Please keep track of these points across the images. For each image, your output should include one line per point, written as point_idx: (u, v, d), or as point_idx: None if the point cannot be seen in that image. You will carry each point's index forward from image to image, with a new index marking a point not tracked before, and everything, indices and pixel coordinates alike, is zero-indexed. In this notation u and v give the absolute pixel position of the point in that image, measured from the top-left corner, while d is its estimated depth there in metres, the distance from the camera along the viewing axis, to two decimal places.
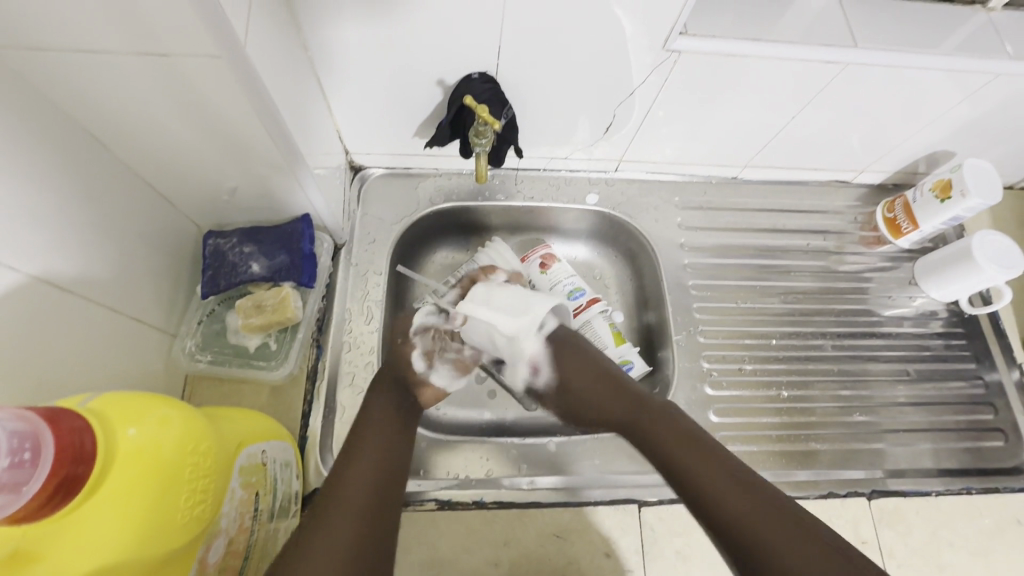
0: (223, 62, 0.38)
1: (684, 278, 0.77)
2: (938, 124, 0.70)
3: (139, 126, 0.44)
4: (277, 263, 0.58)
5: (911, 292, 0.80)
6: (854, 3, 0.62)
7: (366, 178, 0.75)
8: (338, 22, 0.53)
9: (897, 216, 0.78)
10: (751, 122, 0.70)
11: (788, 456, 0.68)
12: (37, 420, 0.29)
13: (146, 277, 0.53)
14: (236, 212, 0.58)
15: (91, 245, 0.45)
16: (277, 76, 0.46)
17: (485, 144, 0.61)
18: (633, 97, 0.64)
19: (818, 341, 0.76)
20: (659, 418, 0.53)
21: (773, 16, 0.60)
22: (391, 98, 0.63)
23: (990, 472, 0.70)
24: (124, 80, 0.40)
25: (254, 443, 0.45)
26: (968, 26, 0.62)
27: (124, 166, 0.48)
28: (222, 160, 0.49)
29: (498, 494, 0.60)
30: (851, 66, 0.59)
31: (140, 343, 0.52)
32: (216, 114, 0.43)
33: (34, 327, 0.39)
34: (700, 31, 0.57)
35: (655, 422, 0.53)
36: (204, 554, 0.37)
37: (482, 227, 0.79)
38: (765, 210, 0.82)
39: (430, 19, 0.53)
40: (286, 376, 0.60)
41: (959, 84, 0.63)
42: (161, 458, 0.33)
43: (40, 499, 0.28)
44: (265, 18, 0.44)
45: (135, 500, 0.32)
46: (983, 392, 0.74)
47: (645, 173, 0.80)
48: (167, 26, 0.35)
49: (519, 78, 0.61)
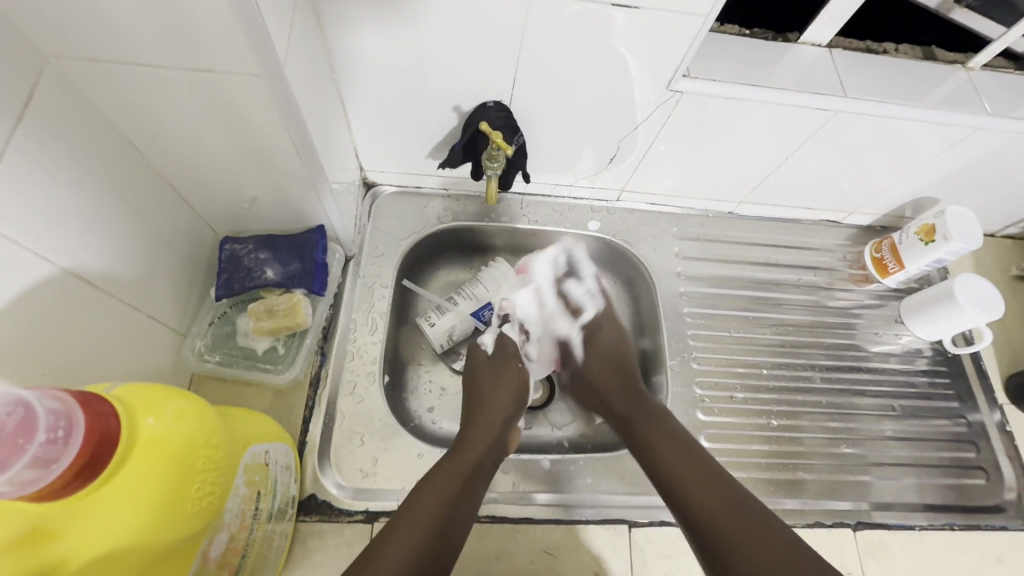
0: (261, 80, 0.41)
1: (680, 306, 0.80)
2: (923, 172, 0.74)
3: (173, 134, 0.47)
4: (290, 270, 0.60)
5: (897, 329, 0.82)
6: (846, 56, 0.67)
7: (377, 195, 0.78)
8: (367, 49, 0.56)
9: (884, 256, 0.82)
10: (747, 160, 0.73)
11: (775, 484, 0.70)
12: (72, 401, 0.31)
13: (165, 278, 0.54)
14: (254, 220, 0.60)
15: (118, 244, 0.47)
16: (307, 98, 0.49)
17: (497, 168, 0.64)
18: (637, 131, 0.68)
19: (807, 373, 0.78)
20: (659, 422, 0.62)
21: (769, 63, 0.64)
22: (409, 121, 0.66)
23: (973, 509, 0.71)
24: (165, 91, 0.42)
25: (259, 443, 0.46)
26: (950, 83, 0.67)
27: (153, 170, 0.50)
28: (247, 170, 0.52)
29: (490, 508, 0.61)
30: (842, 114, 0.63)
31: (153, 341, 0.53)
32: (248, 127, 0.46)
33: (59, 317, 0.41)
34: (702, 75, 0.61)
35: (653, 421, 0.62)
36: (207, 547, 0.38)
37: (486, 247, 0.82)
38: (759, 245, 0.85)
39: (452, 50, 0.57)
40: (290, 381, 0.61)
41: (942, 137, 0.67)
42: (176, 448, 0.35)
43: (66, 478, 0.30)
44: (302, 43, 0.47)
45: (151, 487, 0.33)
46: (966, 430, 0.77)
47: (644, 204, 0.84)
48: (214, 46, 0.38)
49: (532, 109, 0.65)
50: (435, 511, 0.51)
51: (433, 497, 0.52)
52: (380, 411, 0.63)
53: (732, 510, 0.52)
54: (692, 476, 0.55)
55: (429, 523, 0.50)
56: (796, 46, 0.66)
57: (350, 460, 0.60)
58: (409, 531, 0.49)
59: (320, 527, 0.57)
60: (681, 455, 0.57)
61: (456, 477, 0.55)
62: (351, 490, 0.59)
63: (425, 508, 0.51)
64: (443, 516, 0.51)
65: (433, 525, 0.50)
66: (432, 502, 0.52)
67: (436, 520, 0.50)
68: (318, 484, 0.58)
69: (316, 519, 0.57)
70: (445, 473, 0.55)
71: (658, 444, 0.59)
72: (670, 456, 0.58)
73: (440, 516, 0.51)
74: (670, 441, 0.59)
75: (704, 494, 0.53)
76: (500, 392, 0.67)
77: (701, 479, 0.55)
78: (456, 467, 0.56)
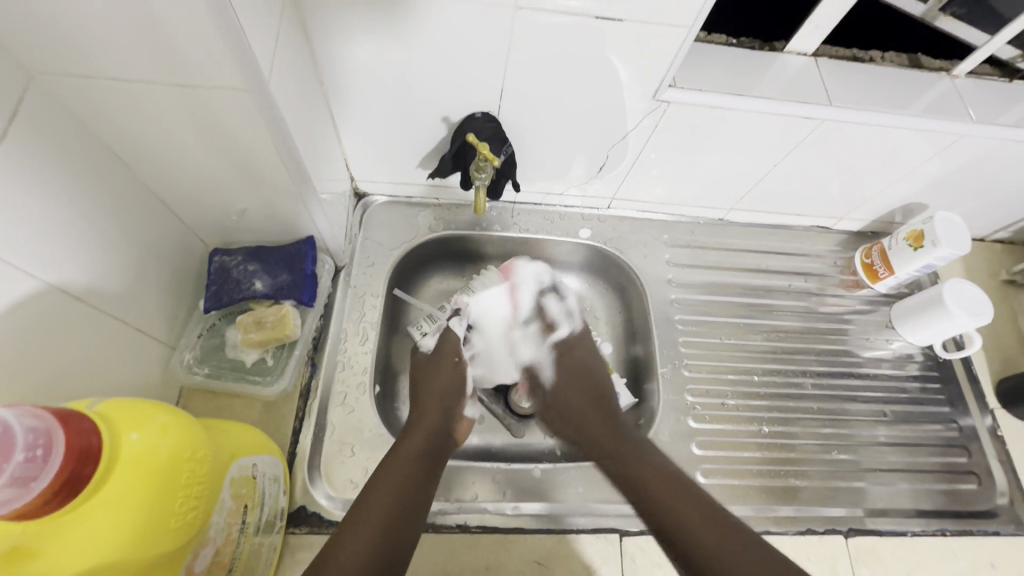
0: (246, 95, 0.42)
1: (671, 312, 0.80)
2: (910, 178, 0.75)
3: (159, 148, 0.47)
4: (279, 282, 0.60)
5: (888, 335, 0.83)
6: (832, 64, 0.67)
7: (368, 205, 0.78)
8: (355, 62, 0.57)
9: (874, 262, 0.82)
10: (735, 168, 0.74)
11: (768, 491, 0.69)
12: (52, 418, 0.31)
13: (154, 290, 0.55)
14: (243, 232, 0.60)
15: (105, 258, 0.47)
16: (294, 111, 0.50)
17: (484, 179, 0.64)
18: (626, 140, 0.69)
19: (799, 379, 0.78)
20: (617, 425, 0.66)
21: (756, 73, 0.65)
22: (399, 132, 0.67)
23: (965, 515, 0.71)
24: (151, 107, 0.43)
25: (245, 456, 0.46)
26: (935, 90, 0.68)
27: (140, 183, 0.51)
28: (235, 183, 0.52)
29: (481, 519, 0.61)
30: (828, 122, 0.64)
31: (141, 354, 0.53)
32: (234, 140, 0.46)
33: (45, 331, 0.41)
34: (688, 85, 0.62)
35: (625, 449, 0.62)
36: (192, 561, 0.38)
37: (477, 256, 0.82)
38: (750, 251, 0.86)
39: (440, 61, 0.57)
40: (279, 392, 0.61)
41: (928, 143, 0.67)
42: (159, 463, 0.35)
43: (45, 496, 0.30)
44: (288, 57, 0.47)
45: (133, 502, 0.33)
46: (958, 435, 0.77)
47: (635, 212, 0.84)
48: (199, 62, 0.39)
49: (521, 118, 0.65)
50: (387, 509, 0.51)
51: (382, 495, 0.52)
52: (370, 421, 0.63)
53: (718, 531, 0.53)
54: (682, 506, 0.56)
55: (381, 523, 0.50)
56: (782, 55, 0.67)
57: (340, 471, 0.60)
58: (363, 534, 0.49)
59: (309, 538, 0.56)
60: (678, 495, 0.57)
61: (402, 471, 0.55)
62: (341, 501, 0.58)
63: (375, 508, 0.51)
64: (394, 512, 0.51)
65: (385, 524, 0.50)
66: (382, 502, 0.52)
67: (388, 517, 0.51)
68: (308, 495, 0.58)
69: (306, 531, 0.57)
70: (392, 469, 0.55)
71: (641, 485, 0.59)
72: (666, 497, 0.57)
73: (393, 508, 0.52)
74: (660, 478, 0.59)
75: (695, 526, 0.54)
76: (441, 384, 0.66)
77: (693, 509, 0.55)
78: (403, 462, 0.56)
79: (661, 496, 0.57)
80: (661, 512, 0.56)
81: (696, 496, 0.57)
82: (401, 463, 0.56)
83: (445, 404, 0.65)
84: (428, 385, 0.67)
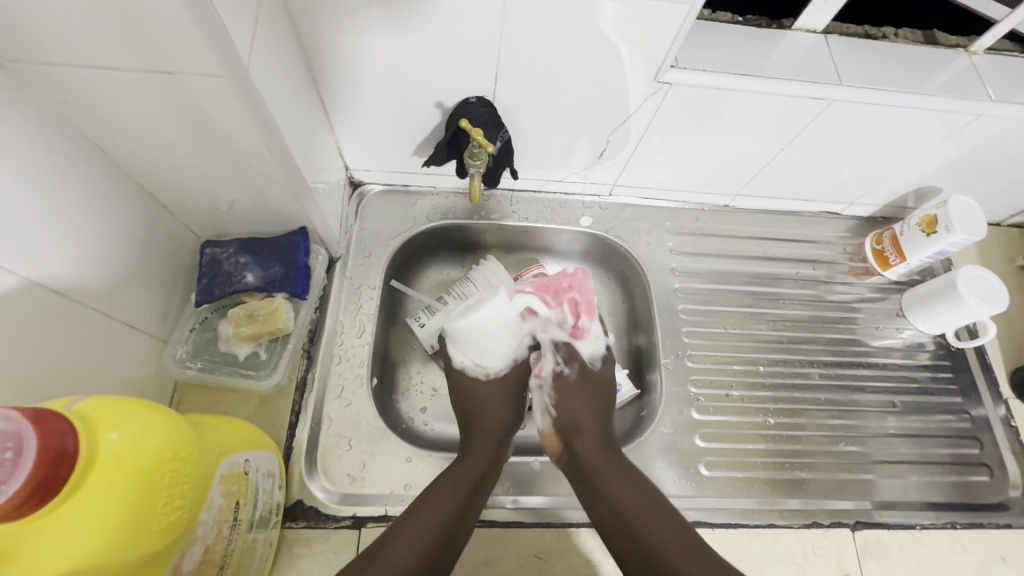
0: (225, 81, 0.40)
1: (674, 302, 0.78)
2: (925, 160, 0.72)
3: (141, 138, 0.46)
4: (271, 274, 0.59)
5: (899, 323, 0.80)
6: (842, 43, 0.64)
7: (364, 194, 0.76)
8: (342, 45, 0.55)
9: (885, 248, 0.80)
10: (740, 152, 0.71)
11: (773, 484, 0.68)
12: (22, 420, 0.29)
13: (143, 284, 0.54)
14: (235, 223, 0.59)
15: (89, 253, 0.46)
16: (279, 98, 0.48)
17: (479, 166, 0.62)
18: (628, 124, 0.66)
19: (806, 369, 0.76)
20: (602, 446, 0.60)
21: (762, 52, 0.62)
22: (392, 119, 0.65)
23: (976, 507, 0.70)
24: (130, 95, 0.41)
25: (236, 452, 0.45)
26: (951, 67, 0.65)
27: (124, 175, 0.49)
28: (222, 173, 0.51)
29: (481, 512, 0.60)
30: (837, 103, 0.61)
31: (131, 348, 0.52)
32: (217, 129, 0.45)
33: (29, 328, 0.40)
34: (690, 65, 0.59)
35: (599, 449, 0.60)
36: (179, 561, 0.38)
37: (476, 245, 0.81)
38: (756, 238, 0.83)
39: (429, 44, 0.55)
40: (273, 386, 0.60)
41: (943, 124, 0.65)
42: (144, 463, 0.34)
43: (19, 498, 0.29)
44: (269, 41, 0.46)
45: (112, 506, 0.32)
46: (969, 426, 0.75)
47: (638, 199, 0.82)
48: (174, 47, 0.37)
49: (517, 102, 0.63)
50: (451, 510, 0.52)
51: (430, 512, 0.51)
52: (368, 415, 0.62)
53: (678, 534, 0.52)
54: (646, 517, 0.54)
55: (431, 538, 0.50)
56: (790, 32, 0.64)
57: (337, 465, 0.59)
58: (421, 530, 0.50)
59: (306, 533, 0.56)
60: (639, 495, 0.55)
61: (456, 490, 0.54)
62: (338, 495, 0.58)
63: (423, 530, 0.50)
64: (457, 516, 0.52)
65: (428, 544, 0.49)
66: (430, 520, 0.51)
67: (434, 539, 0.50)
68: (306, 489, 0.58)
69: (303, 525, 0.56)
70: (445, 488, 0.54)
71: (645, 534, 0.53)
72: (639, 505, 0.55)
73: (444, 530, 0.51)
74: (640, 494, 0.56)
75: (679, 549, 0.51)
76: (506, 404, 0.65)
77: (665, 529, 0.53)
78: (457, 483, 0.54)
79: (622, 495, 0.55)
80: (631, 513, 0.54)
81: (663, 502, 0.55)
82: (466, 472, 0.56)
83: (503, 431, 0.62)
84: (484, 413, 0.63)
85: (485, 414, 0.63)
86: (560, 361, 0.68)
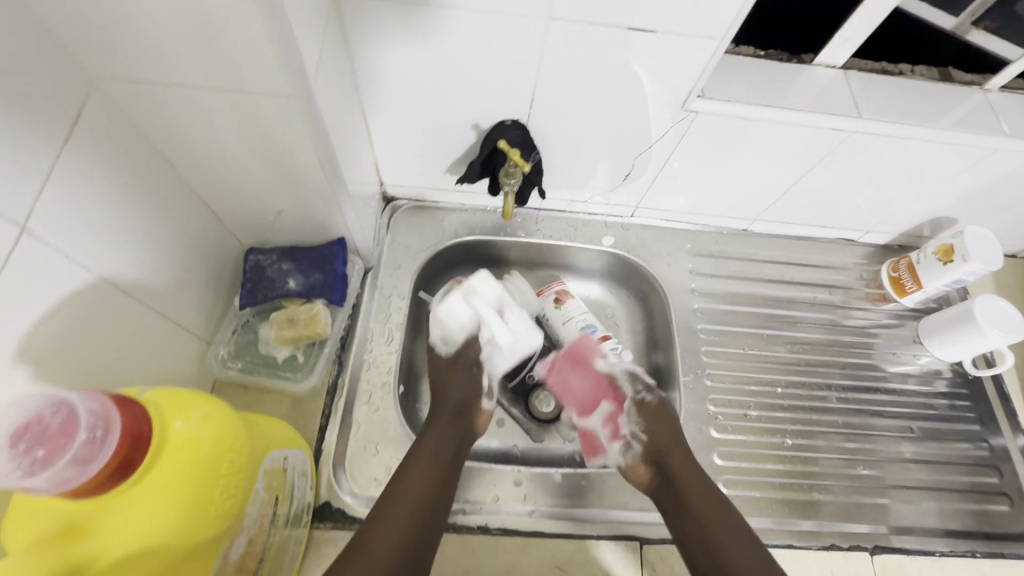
0: (293, 100, 0.43)
1: (694, 322, 0.80)
2: (942, 191, 0.74)
3: (206, 151, 0.49)
4: (311, 281, 0.62)
5: (915, 350, 0.81)
6: (861, 77, 0.67)
7: (396, 208, 0.80)
8: (389, 70, 0.59)
9: (901, 275, 0.81)
10: (761, 179, 0.74)
11: (791, 505, 0.69)
12: (110, 403, 0.32)
13: (193, 287, 0.57)
14: (278, 232, 0.62)
15: (152, 256, 0.49)
16: (334, 117, 0.51)
17: (513, 184, 0.65)
18: (652, 149, 0.69)
19: (823, 392, 0.77)
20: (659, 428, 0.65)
21: (786, 84, 0.65)
22: (429, 139, 0.69)
23: (996, 537, 0.69)
24: (202, 110, 0.45)
25: (278, 449, 0.48)
26: (967, 103, 0.67)
27: (185, 183, 0.53)
28: (275, 184, 0.54)
29: (502, 521, 0.61)
30: (857, 134, 0.64)
31: (179, 347, 0.55)
32: (278, 144, 0.48)
33: (98, 322, 0.43)
34: (717, 95, 0.62)
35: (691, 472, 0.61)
36: (227, 549, 0.40)
37: (501, 261, 0.83)
38: (774, 262, 0.85)
39: (470, 70, 0.59)
40: (308, 388, 0.63)
41: (961, 156, 0.67)
42: (203, 452, 0.36)
43: (104, 476, 0.31)
44: (330, 65, 0.49)
45: (177, 490, 0.34)
46: (987, 455, 0.75)
47: (659, 220, 0.84)
48: (250, 68, 0.40)
49: (549, 126, 0.67)
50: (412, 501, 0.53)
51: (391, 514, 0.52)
52: (394, 421, 0.64)
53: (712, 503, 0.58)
54: (691, 484, 0.60)
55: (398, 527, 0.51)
56: (810, 67, 0.67)
57: (364, 469, 0.61)
58: (388, 528, 0.51)
59: (333, 534, 0.57)
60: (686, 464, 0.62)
61: (410, 498, 0.53)
62: (364, 499, 0.59)
63: (393, 522, 0.52)
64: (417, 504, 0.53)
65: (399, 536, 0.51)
66: (387, 539, 0.50)
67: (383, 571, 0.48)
68: (333, 491, 0.59)
69: (331, 526, 0.57)
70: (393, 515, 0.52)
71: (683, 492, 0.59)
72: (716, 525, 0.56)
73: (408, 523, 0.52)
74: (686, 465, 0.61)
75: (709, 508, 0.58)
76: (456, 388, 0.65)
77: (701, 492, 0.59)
78: (407, 498, 0.53)
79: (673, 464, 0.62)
80: (710, 535, 0.56)
81: (735, 514, 0.57)
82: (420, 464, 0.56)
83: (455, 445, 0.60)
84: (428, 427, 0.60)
85: (446, 402, 0.64)
86: (639, 391, 0.70)
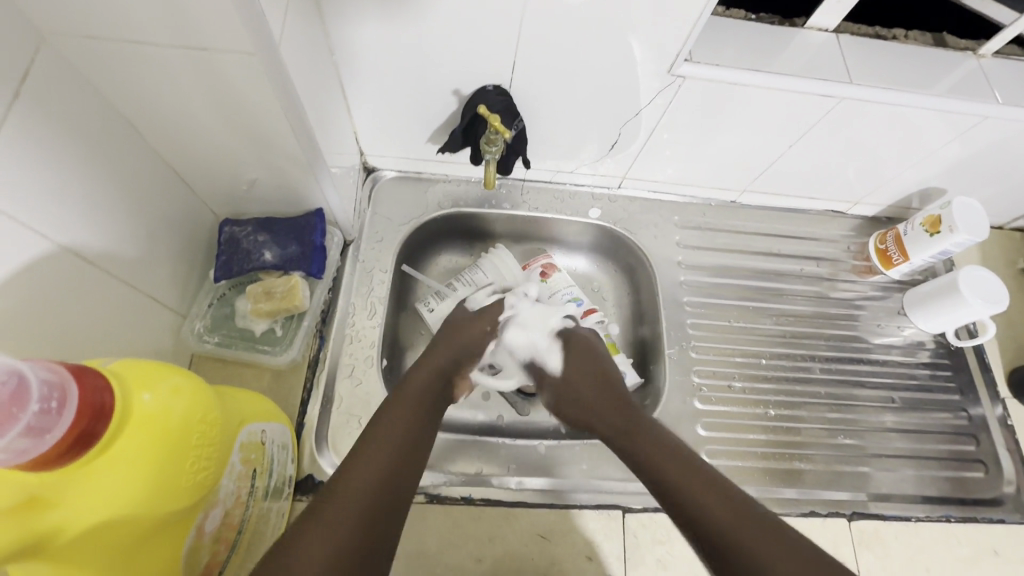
0: (255, 59, 0.41)
1: (680, 295, 0.79)
2: (931, 161, 0.73)
3: (170, 113, 0.47)
4: (288, 253, 0.60)
5: (900, 322, 0.82)
6: (854, 42, 0.65)
7: (378, 179, 0.78)
8: (363, 33, 0.56)
9: (888, 247, 0.81)
10: (750, 148, 0.73)
11: (772, 474, 0.70)
12: (66, 374, 0.31)
13: (165, 258, 0.55)
14: (254, 203, 0.61)
15: (116, 225, 0.47)
16: (303, 77, 0.49)
17: (495, 152, 0.63)
18: (639, 117, 0.67)
19: (808, 363, 0.78)
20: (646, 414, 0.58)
21: (777, 48, 0.63)
22: (410, 106, 0.66)
23: (970, 502, 0.71)
24: (163, 71, 0.42)
25: (256, 422, 0.47)
26: (959, 69, 0.66)
27: (150, 149, 0.51)
28: (246, 151, 0.52)
29: (486, 492, 0.62)
30: (848, 100, 0.62)
31: (152, 319, 0.54)
32: (244, 107, 0.46)
33: (60, 294, 0.42)
34: (704, 59, 0.60)
35: (642, 415, 0.59)
36: (202, 521, 0.40)
37: (486, 234, 0.82)
38: (762, 235, 0.85)
39: (447, 33, 0.56)
40: (288, 362, 0.62)
41: (951, 124, 0.66)
42: (172, 423, 0.35)
43: (60, 448, 0.30)
44: (297, 24, 0.47)
45: (145, 463, 0.34)
46: (966, 424, 0.76)
47: (646, 192, 0.83)
48: (208, 22, 0.38)
49: (533, 92, 0.64)
50: (375, 475, 0.47)
51: (349, 489, 0.46)
52: (377, 395, 0.63)
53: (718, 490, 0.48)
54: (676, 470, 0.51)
55: (361, 506, 0.45)
56: (802, 31, 0.65)
57: (347, 442, 0.60)
58: (348, 504, 0.44)
59: None
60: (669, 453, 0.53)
61: (373, 470, 0.48)
62: None
63: (353, 498, 0.45)
64: (383, 479, 0.47)
65: (361, 517, 0.44)
66: (346, 519, 0.43)
67: (366, 512, 0.45)
68: (316, 464, 0.59)
69: (314, 498, 0.57)
70: (377, 448, 0.49)
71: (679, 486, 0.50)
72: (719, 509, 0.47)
73: (370, 498, 0.46)
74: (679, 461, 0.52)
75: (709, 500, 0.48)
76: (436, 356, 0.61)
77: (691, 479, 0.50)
78: (369, 471, 0.47)
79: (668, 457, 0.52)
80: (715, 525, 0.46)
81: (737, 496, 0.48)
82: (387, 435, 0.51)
83: (430, 396, 0.57)
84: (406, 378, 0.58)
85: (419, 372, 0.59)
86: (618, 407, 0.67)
